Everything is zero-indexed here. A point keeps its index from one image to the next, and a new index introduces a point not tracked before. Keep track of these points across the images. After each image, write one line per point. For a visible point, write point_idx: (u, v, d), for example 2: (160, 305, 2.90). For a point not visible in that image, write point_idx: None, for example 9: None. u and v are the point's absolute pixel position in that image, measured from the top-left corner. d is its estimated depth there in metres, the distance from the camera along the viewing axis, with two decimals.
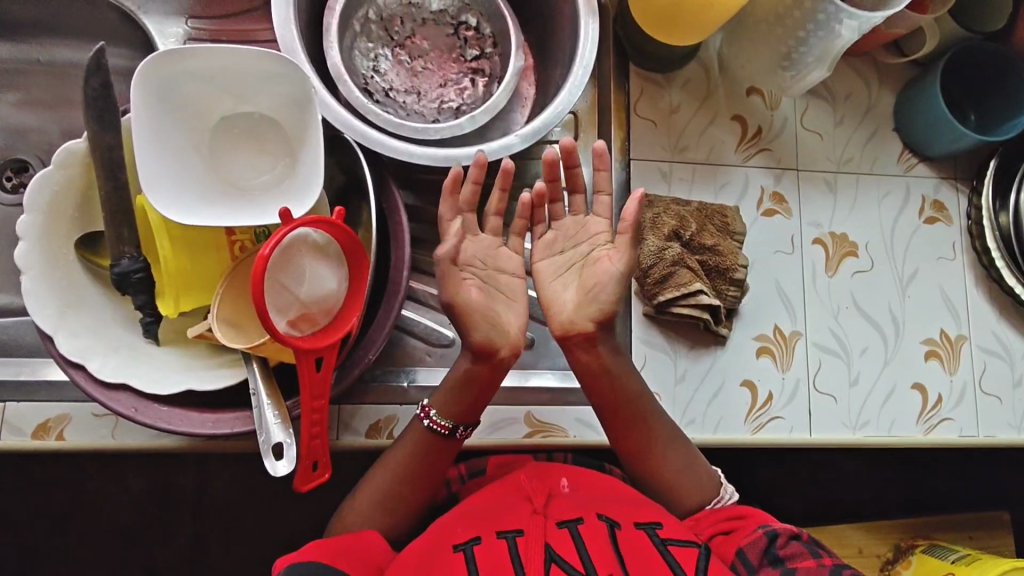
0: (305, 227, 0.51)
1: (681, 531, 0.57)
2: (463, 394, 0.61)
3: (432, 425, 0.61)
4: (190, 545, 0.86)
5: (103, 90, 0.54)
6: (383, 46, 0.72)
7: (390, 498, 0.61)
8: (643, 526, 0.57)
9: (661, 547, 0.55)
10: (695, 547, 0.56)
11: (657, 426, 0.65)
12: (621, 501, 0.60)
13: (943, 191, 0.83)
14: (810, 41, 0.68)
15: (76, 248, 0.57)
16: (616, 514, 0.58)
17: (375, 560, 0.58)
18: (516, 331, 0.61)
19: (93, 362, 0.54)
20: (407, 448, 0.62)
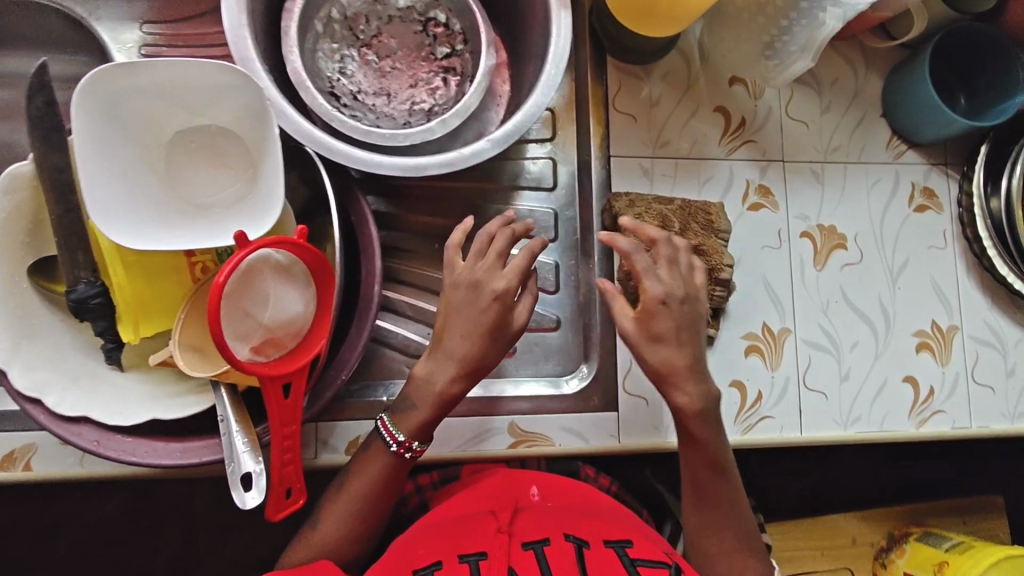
0: (265, 248, 0.49)
1: (651, 552, 0.55)
2: (442, 410, 0.60)
3: (413, 455, 0.60)
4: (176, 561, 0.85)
5: (49, 108, 0.52)
6: (348, 47, 0.69)
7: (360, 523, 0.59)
8: (611, 544, 0.55)
9: (631, 568, 0.52)
10: (666, 567, 0.53)
11: (726, 496, 0.62)
12: (588, 520, 0.58)
13: (934, 177, 0.81)
14: (794, 29, 0.65)
15: (29, 274, 0.54)
16: (584, 534, 0.55)
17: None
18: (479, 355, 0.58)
19: (50, 397, 0.52)
20: (376, 471, 0.60)
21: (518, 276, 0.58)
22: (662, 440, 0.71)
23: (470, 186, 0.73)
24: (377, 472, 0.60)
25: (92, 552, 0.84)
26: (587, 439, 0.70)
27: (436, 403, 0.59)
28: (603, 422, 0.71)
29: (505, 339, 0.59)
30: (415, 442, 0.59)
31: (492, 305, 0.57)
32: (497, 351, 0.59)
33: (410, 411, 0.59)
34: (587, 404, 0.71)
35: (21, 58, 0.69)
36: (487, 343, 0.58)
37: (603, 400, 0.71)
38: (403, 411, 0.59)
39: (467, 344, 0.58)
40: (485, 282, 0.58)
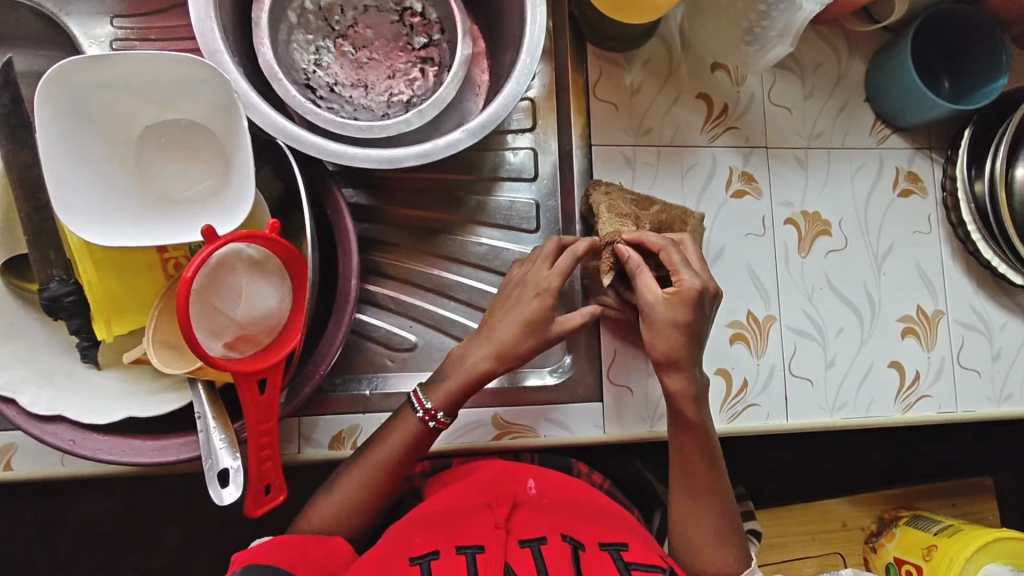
0: (237, 243, 0.48)
1: (647, 556, 0.55)
2: (472, 390, 0.61)
3: (437, 425, 0.61)
4: (174, 546, 0.88)
5: (15, 105, 0.51)
6: (324, 38, 0.68)
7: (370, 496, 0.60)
8: (607, 547, 0.55)
9: (624, 570, 0.52)
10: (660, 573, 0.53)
11: (716, 488, 0.62)
12: (585, 519, 0.58)
13: (918, 162, 0.81)
14: (773, 14, 0.65)
15: (4, 274, 0.54)
16: (581, 535, 0.55)
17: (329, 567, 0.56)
18: (517, 337, 0.61)
19: (24, 396, 0.51)
20: (399, 441, 0.61)
21: (564, 275, 0.61)
22: (649, 430, 0.71)
23: (450, 177, 0.72)
24: (401, 443, 0.61)
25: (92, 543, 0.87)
26: (572, 430, 0.70)
27: (468, 383, 0.61)
28: (588, 413, 0.70)
29: (546, 335, 0.61)
30: (438, 412, 0.60)
31: (537, 299, 0.61)
32: (536, 343, 0.61)
33: (444, 385, 0.61)
34: (571, 393, 0.71)
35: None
36: (528, 333, 0.61)
37: (588, 390, 0.71)
38: (434, 381, 0.61)
39: (508, 329, 0.61)
40: (533, 281, 0.62)
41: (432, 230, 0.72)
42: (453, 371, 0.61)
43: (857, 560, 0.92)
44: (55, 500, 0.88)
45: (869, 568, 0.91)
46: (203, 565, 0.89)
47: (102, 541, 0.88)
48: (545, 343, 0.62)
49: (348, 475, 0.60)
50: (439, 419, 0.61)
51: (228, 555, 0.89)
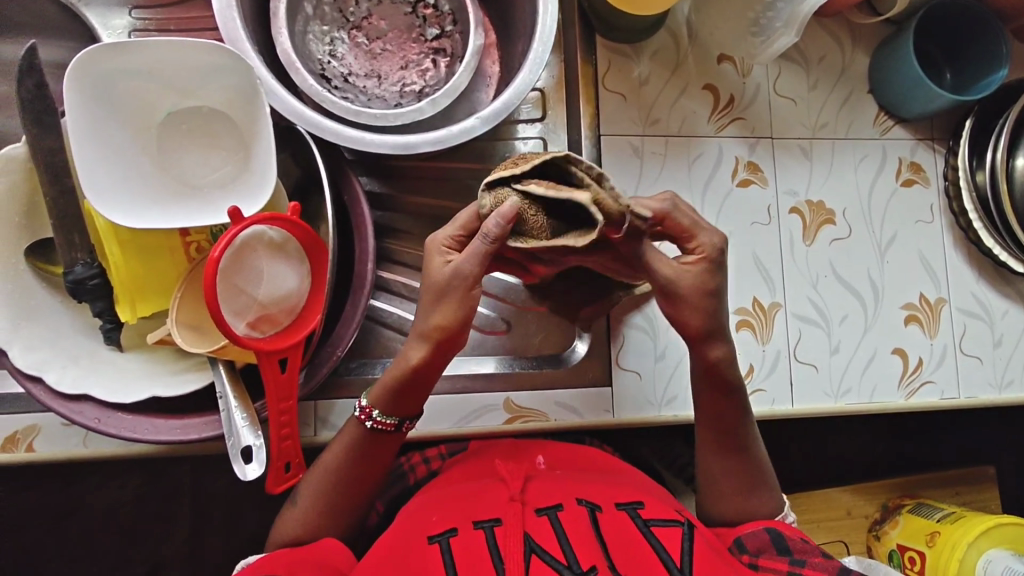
0: (259, 224, 0.50)
1: (663, 512, 0.56)
2: (413, 385, 0.56)
3: (375, 425, 0.57)
4: (188, 530, 0.90)
5: (39, 91, 0.52)
6: (338, 29, 0.70)
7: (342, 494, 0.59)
8: (623, 507, 0.56)
9: (644, 528, 0.54)
10: (678, 526, 0.55)
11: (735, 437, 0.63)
12: (601, 485, 0.59)
13: (920, 152, 0.82)
14: (778, 6, 0.66)
15: (27, 256, 0.55)
16: (595, 497, 0.56)
17: (336, 563, 0.56)
18: (451, 321, 0.53)
19: (51, 375, 0.52)
20: (350, 438, 0.58)
21: (457, 227, 0.53)
22: (657, 414, 0.72)
23: (461, 165, 0.73)
24: (353, 439, 0.58)
25: (107, 527, 0.89)
26: (582, 414, 0.71)
27: (403, 376, 0.55)
28: (598, 397, 0.72)
29: (449, 288, 0.52)
30: (373, 410, 0.57)
31: (444, 261, 0.53)
32: (457, 295, 0.52)
33: (379, 382, 0.57)
34: (580, 378, 0.72)
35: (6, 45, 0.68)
36: (447, 293, 0.52)
37: (597, 375, 0.73)
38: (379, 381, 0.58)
39: (430, 309, 0.53)
40: (432, 243, 0.54)
41: (445, 218, 0.73)
42: (392, 371, 0.56)
43: (860, 548, 0.93)
44: (71, 487, 0.89)
45: (873, 555, 0.92)
46: (214, 550, 0.90)
47: (117, 527, 0.89)
48: (466, 294, 0.52)
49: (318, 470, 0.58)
50: (379, 419, 0.57)
51: (240, 543, 0.90)
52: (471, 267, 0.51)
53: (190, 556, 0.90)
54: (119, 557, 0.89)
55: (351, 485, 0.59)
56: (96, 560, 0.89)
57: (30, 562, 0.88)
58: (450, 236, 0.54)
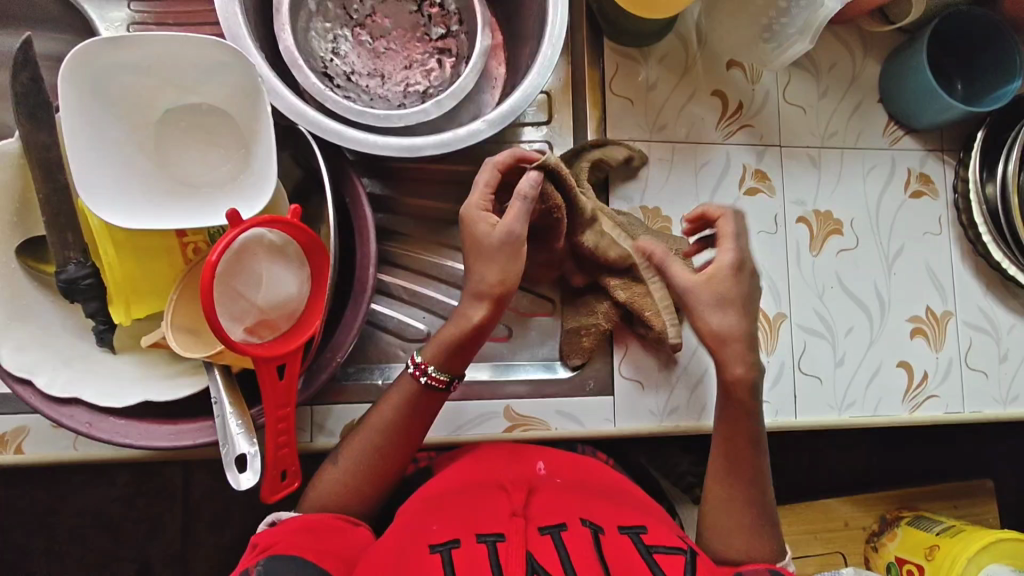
0: (260, 228, 0.49)
1: (666, 539, 0.54)
2: (472, 343, 0.59)
3: (429, 380, 0.59)
4: (179, 530, 0.89)
5: (34, 85, 0.50)
6: (341, 27, 0.68)
7: (373, 466, 0.59)
8: (626, 530, 0.54)
9: (647, 556, 0.51)
10: (681, 554, 0.52)
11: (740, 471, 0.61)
12: (604, 503, 0.58)
13: (930, 163, 0.81)
14: (792, 12, 0.66)
15: (18, 255, 0.54)
16: (599, 518, 0.54)
17: (339, 551, 0.54)
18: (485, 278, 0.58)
19: (41, 377, 0.51)
20: (398, 400, 0.59)
21: (484, 189, 0.60)
22: (659, 425, 0.71)
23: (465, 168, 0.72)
24: (400, 401, 0.59)
25: (96, 527, 0.88)
26: (584, 424, 0.70)
27: (459, 329, 0.59)
28: (600, 406, 0.70)
29: (501, 246, 0.57)
30: (428, 364, 0.59)
31: (483, 219, 0.58)
32: (507, 254, 0.58)
33: (433, 340, 0.60)
34: (583, 387, 0.71)
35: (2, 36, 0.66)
36: (498, 253, 0.58)
37: (599, 384, 0.71)
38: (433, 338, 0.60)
39: (484, 267, 0.58)
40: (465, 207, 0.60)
41: (445, 221, 0.72)
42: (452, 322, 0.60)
43: (858, 560, 0.92)
44: (60, 483, 0.87)
45: (870, 567, 0.91)
46: (206, 552, 0.89)
47: (107, 525, 0.88)
48: (510, 249, 0.58)
49: (357, 436, 0.59)
50: (434, 373, 0.59)
51: (232, 544, 0.89)
52: (509, 227, 0.57)
53: (180, 556, 0.89)
54: (106, 558, 0.88)
55: (384, 457, 0.59)
56: (84, 557, 0.87)
57: (18, 558, 0.87)
58: (478, 200, 0.59)
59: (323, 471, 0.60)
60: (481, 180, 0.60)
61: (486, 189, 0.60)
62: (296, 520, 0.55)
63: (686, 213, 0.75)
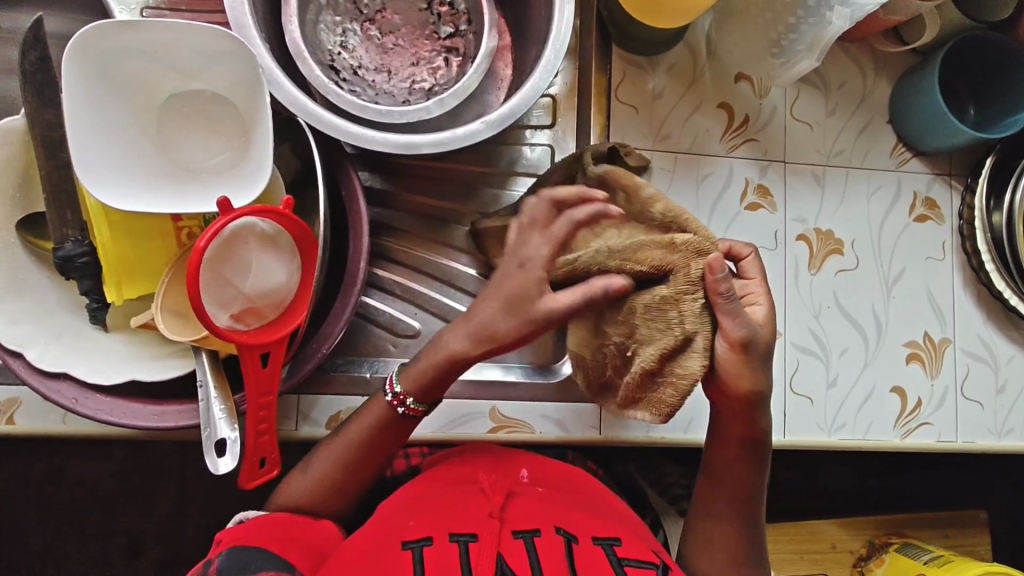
0: (250, 217, 0.49)
1: (640, 552, 0.54)
2: (450, 374, 0.56)
3: (405, 410, 0.58)
4: (168, 508, 0.90)
5: (42, 63, 0.52)
6: (351, 21, 0.69)
7: (342, 475, 0.59)
8: (600, 541, 0.54)
9: (618, 567, 0.51)
10: (654, 568, 0.52)
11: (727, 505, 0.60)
12: (583, 513, 0.58)
13: (937, 188, 0.80)
14: (801, 28, 0.65)
15: (18, 230, 0.55)
16: (575, 528, 0.54)
17: (312, 543, 0.56)
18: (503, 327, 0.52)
19: (32, 351, 0.52)
20: (371, 419, 0.59)
21: (552, 241, 0.50)
22: (645, 435, 0.71)
23: (466, 167, 0.72)
24: (372, 420, 0.59)
25: (86, 501, 0.89)
26: (569, 429, 0.70)
27: (443, 362, 0.55)
28: (586, 413, 0.70)
29: (534, 320, 0.51)
30: (409, 399, 0.58)
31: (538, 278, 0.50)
32: (529, 329, 0.51)
33: (412, 367, 0.58)
34: (570, 393, 0.71)
35: (19, 13, 0.67)
36: (521, 323, 0.51)
37: None
38: (412, 364, 0.58)
39: (501, 310, 0.52)
40: (524, 249, 0.51)
41: (444, 219, 0.72)
42: (429, 351, 0.57)
43: None
44: (53, 457, 0.89)
45: None
46: (192, 532, 0.90)
47: (98, 500, 0.89)
48: (538, 328, 0.51)
49: (331, 447, 0.60)
50: (411, 404, 0.58)
51: (219, 526, 0.90)
52: (558, 312, 0.49)
53: (167, 534, 0.90)
54: (96, 532, 0.89)
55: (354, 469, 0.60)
56: (74, 530, 0.89)
57: (13, 526, 0.88)
58: (545, 246, 0.50)
59: (292, 475, 0.60)
60: (541, 220, 0.51)
61: (552, 236, 0.50)
62: (267, 514, 0.57)
63: None
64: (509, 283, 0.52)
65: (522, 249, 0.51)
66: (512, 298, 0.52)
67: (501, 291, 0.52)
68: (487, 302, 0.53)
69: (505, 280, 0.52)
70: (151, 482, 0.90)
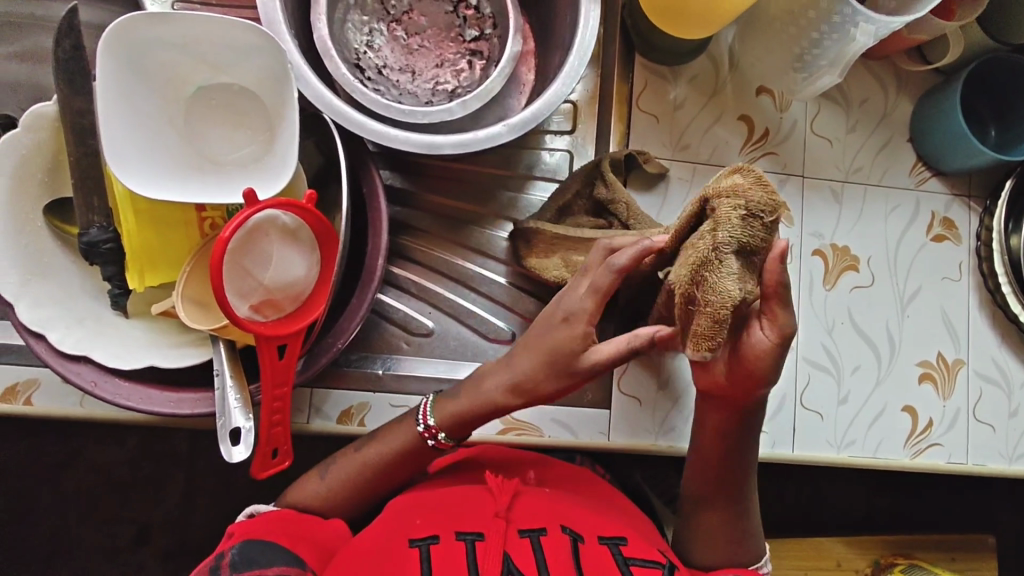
0: (274, 210, 0.50)
1: (645, 551, 0.54)
2: (485, 415, 0.59)
3: (436, 444, 0.59)
4: (176, 496, 0.91)
5: (75, 52, 0.53)
6: (378, 21, 0.70)
7: (360, 485, 0.61)
8: (606, 541, 0.54)
9: (623, 567, 0.52)
10: (658, 568, 0.53)
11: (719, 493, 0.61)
12: (586, 512, 0.58)
13: (955, 209, 0.80)
14: (824, 44, 0.65)
15: (46, 213, 0.56)
16: (580, 527, 0.55)
17: (318, 539, 0.57)
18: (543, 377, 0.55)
19: (54, 334, 0.53)
20: (398, 441, 0.60)
21: (596, 295, 0.52)
22: (653, 443, 0.71)
23: (486, 170, 0.73)
24: (399, 443, 0.60)
25: (95, 485, 0.90)
26: (577, 434, 0.70)
27: (479, 405, 0.58)
28: (595, 419, 0.71)
29: (576, 372, 0.54)
30: (439, 433, 0.59)
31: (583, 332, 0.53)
32: (570, 381, 0.55)
33: (448, 400, 0.60)
34: (580, 399, 0.71)
35: None
36: (562, 376, 0.55)
37: (596, 397, 0.71)
38: (447, 396, 0.60)
39: (540, 360, 0.55)
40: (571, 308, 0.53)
41: (462, 220, 0.73)
42: (468, 388, 0.59)
43: None
44: (65, 440, 0.90)
45: None
46: (198, 521, 0.91)
47: (107, 485, 0.90)
48: (579, 380, 0.55)
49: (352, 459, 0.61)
50: (441, 440, 0.59)
51: (225, 516, 0.91)
52: (602, 364, 0.53)
53: (174, 521, 0.91)
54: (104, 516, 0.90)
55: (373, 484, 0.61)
56: (83, 513, 0.90)
57: (24, 508, 0.89)
58: (585, 300, 0.53)
59: (308, 478, 0.61)
60: (593, 266, 0.53)
61: (598, 289, 0.52)
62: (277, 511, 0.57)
63: None
64: (552, 338, 0.55)
65: (567, 308, 0.54)
66: (554, 354, 0.54)
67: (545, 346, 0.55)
68: (529, 351, 0.56)
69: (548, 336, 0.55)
70: (161, 470, 0.90)
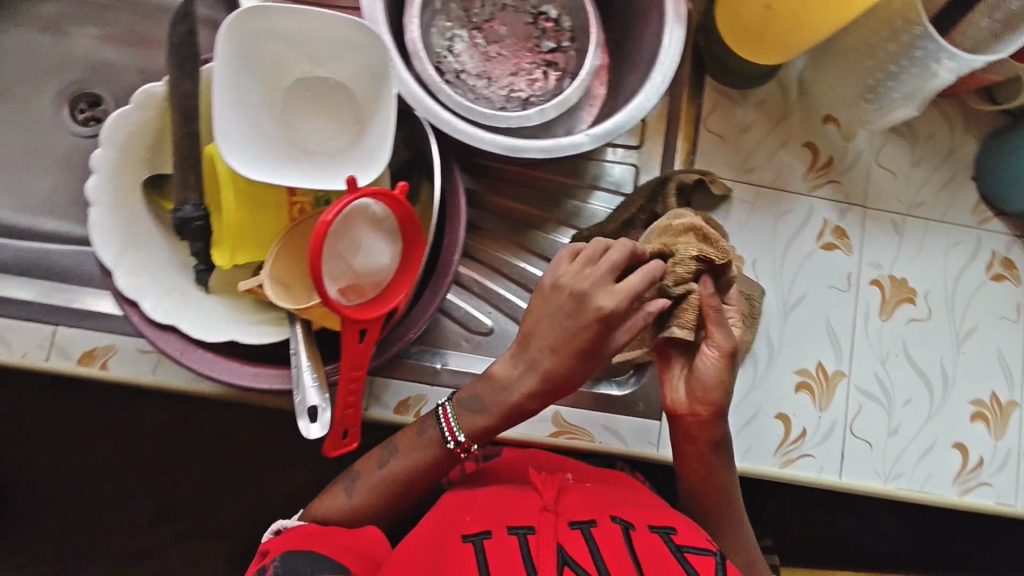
0: (366, 199, 0.52)
1: (695, 539, 0.54)
2: (507, 421, 0.59)
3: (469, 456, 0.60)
4: None
5: (187, 38, 0.56)
6: (461, 27, 0.72)
7: (387, 495, 0.61)
8: (656, 530, 0.54)
9: (677, 553, 0.52)
10: (712, 555, 0.52)
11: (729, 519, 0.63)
12: (633, 506, 0.58)
13: (1017, 250, 0.80)
14: (902, 77, 0.66)
15: (143, 188, 0.60)
16: (630, 517, 0.55)
17: (355, 547, 0.57)
18: (557, 376, 0.55)
19: (146, 301, 0.55)
20: (420, 456, 0.60)
21: (631, 297, 0.52)
22: None
23: (553, 177, 0.75)
24: (422, 456, 0.60)
25: None
26: (628, 443, 0.71)
27: (505, 412, 0.58)
28: (644, 429, 0.71)
29: (601, 358, 0.55)
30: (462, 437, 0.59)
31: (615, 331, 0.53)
32: (580, 377, 0.56)
33: (474, 404, 0.59)
34: (631, 408, 0.72)
35: None
36: (576, 369, 0.55)
37: (647, 408, 0.72)
38: (468, 405, 0.59)
39: (559, 358, 0.55)
40: (594, 306, 0.53)
41: (525, 224, 0.74)
42: (490, 389, 0.58)
43: None
44: None
45: None
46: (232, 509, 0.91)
47: None
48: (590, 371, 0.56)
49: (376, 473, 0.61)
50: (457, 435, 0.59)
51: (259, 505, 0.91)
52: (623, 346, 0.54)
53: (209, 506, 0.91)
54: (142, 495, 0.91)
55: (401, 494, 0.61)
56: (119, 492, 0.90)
57: None
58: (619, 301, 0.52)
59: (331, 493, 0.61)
60: (617, 263, 0.53)
61: (632, 295, 0.52)
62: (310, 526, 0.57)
63: (760, 256, 0.75)
64: (571, 335, 0.54)
65: (596, 308, 0.53)
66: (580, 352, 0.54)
67: (561, 342, 0.54)
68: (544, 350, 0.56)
69: (569, 333, 0.54)
70: None
